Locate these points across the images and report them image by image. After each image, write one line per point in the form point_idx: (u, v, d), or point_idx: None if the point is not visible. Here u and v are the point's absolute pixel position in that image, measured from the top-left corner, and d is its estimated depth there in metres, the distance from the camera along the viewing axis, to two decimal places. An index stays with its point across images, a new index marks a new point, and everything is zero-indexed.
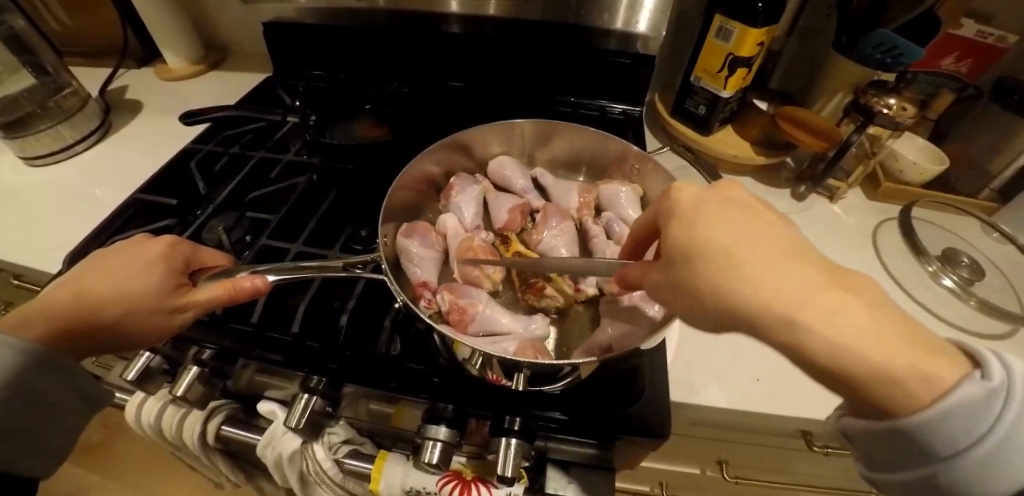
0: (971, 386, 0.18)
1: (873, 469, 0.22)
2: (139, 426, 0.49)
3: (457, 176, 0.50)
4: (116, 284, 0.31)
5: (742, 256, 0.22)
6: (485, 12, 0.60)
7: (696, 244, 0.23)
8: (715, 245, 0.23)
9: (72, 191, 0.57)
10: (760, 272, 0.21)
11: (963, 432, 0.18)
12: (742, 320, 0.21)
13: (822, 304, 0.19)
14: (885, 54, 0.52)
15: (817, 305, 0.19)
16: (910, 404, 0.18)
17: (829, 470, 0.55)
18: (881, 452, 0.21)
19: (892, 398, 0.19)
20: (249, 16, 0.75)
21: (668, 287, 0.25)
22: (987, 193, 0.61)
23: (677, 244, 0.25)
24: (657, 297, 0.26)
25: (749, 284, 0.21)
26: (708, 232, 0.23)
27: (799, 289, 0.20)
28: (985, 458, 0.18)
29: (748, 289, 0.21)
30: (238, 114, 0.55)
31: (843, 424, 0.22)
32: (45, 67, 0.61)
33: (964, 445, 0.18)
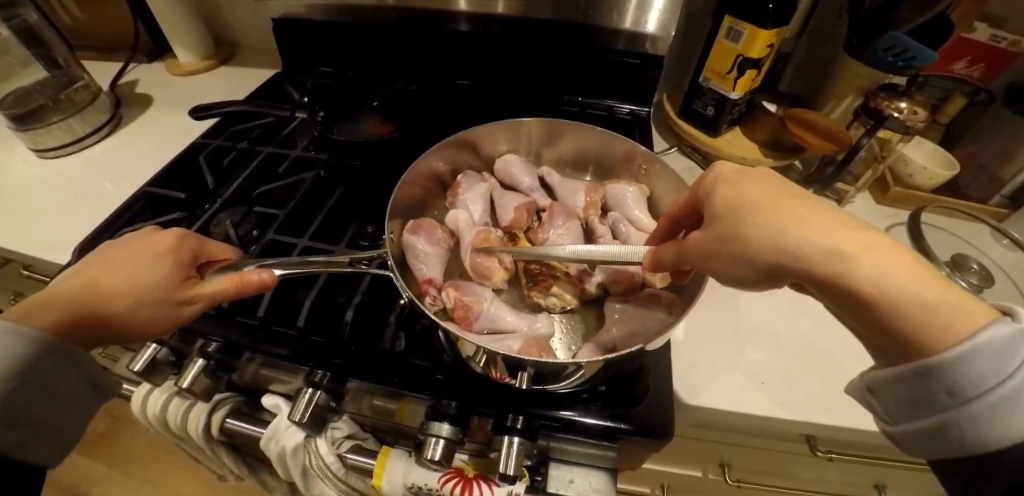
0: (1003, 327, 0.18)
1: (894, 421, 0.22)
2: (145, 417, 0.49)
3: (464, 174, 0.51)
4: (126, 276, 0.32)
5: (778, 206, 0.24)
6: (494, 10, 0.60)
7: (734, 204, 0.27)
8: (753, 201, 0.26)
9: (81, 185, 0.58)
10: (806, 218, 0.23)
11: (990, 372, 0.18)
12: (786, 260, 0.23)
13: (856, 243, 0.21)
14: (897, 57, 0.52)
15: (852, 242, 0.21)
16: (940, 340, 0.19)
17: (832, 476, 0.55)
18: (905, 400, 0.21)
19: (925, 333, 0.19)
20: (258, 12, 0.76)
21: (708, 244, 0.28)
22: (998, 199, 0.60)
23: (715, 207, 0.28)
24: (697, 260, 0.28)
25: (789, 225, 0.23)
26: (744, 195, 0.26)
27: (831, 230, 0.22)
28: (1007, 401, 0.18)
29: (796, 230, 0.23)
30: (248, 109, 0.55)
31: (870, 378, 0.23)
32: (58, 61, 0.63)
33: (989, 386, 0.18)
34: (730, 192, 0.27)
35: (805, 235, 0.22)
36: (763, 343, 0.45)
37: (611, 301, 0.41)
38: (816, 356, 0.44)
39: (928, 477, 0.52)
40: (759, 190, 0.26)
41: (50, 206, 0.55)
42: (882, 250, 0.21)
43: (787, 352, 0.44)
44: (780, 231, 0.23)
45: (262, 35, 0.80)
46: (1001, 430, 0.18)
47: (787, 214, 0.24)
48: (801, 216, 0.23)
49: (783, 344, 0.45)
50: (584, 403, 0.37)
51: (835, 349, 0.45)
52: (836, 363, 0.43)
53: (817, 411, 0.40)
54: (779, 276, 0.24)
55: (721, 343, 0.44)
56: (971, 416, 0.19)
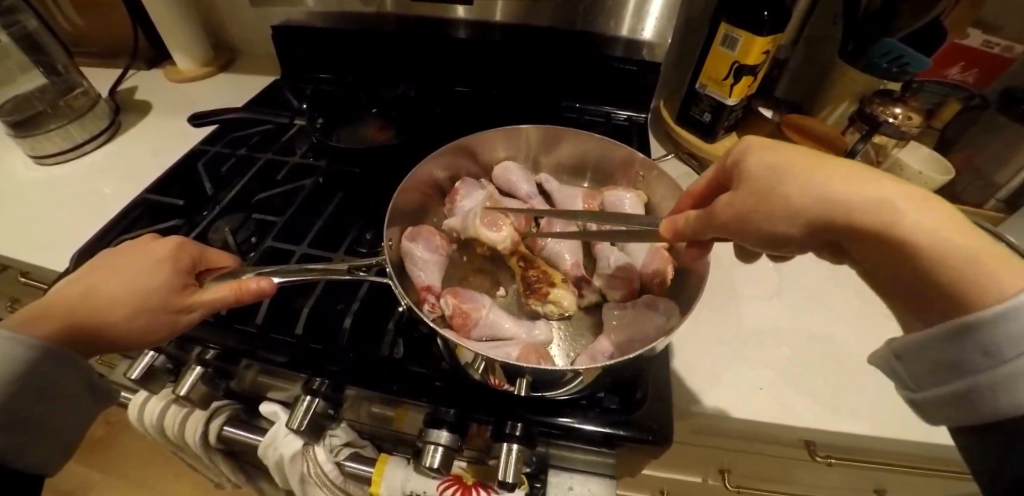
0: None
1: (920, 388, 0.22)
2: (142, 425, 0.49)
3: (463, 180, 0.51)
4: (125, 282, 0.32)
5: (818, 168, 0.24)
6: (492, 17, 0.61)
7: (767, 170, 0.26)
8: (789, 164, 0.25)
9: (80, 191, 0.58)
10: (851, 176, 0.23)
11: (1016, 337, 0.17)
12: (830, 213, 0.23)
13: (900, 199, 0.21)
14: (891, 63, 0.53)
15: (896, 199, 0.21)
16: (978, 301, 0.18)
17: (832, 481, 0.55)
18: (934, 364, 0.20)
19: (963, 285, 0.19)
20: (258, 19, 0.76)
21: (741, 206, 0.27)
22: (993, 203, 0.60)
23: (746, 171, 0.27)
24: (725, 228, 0.28)
25: (832, 181, 0.23)
26: (778, 161, 0.26)
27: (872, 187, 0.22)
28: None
29: (842, 185, 0.23)
30: (247, 116, 0.55)
31: (899, 342, 0.22)
32: (57, 67, 0.62)
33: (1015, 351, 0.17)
34: (764, 159, 0.27)
35: (847, 195, 0.22)
36: (763, 347, 0.45)
37: (609, 306, 0.41)
38: (816, 361, 0.44)
39: (929, 481, 0.51)
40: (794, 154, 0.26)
41: (50, 204, 0.56)
42: (925, 209, 0.21)
43: (787, 357, 0.44)
44: (821, 188, 0.23)
45: (262, 41, 0.80)
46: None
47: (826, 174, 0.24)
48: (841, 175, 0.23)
49: (783, 348, 0.45)
50: (583, 410, 0.37)
51: (836, 354, 0.44)
52: (835, 367, 0.43)
53: (816, 416, 0.40)
54: (818, 232, 0.24)
55: (719, 347, 0.44)
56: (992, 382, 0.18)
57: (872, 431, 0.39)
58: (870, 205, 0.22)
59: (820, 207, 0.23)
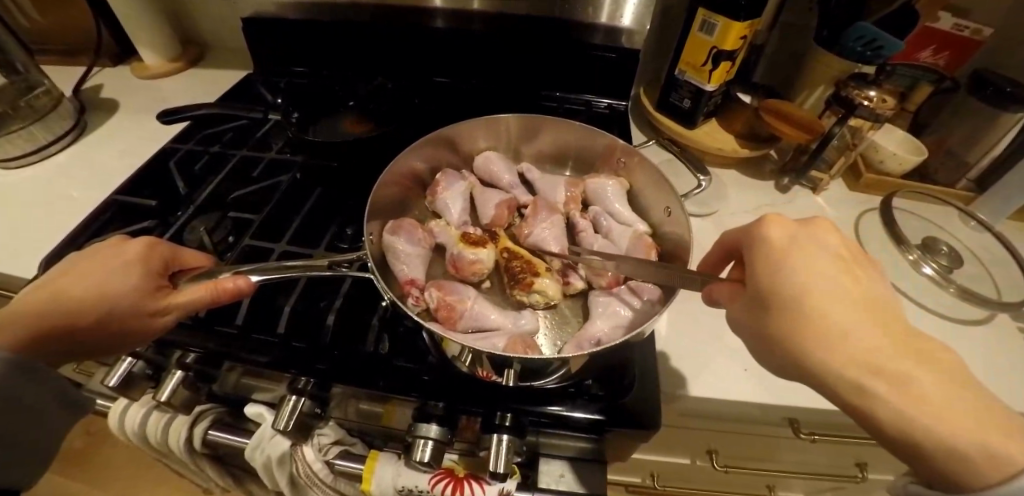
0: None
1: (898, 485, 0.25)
2: (122, 433, 0.48)
3: (443, 172, 0.50)
4: (90, 288, 0.30)
5: (834, 279, 0.24)
6: (470, 6, 0.60)
7: (777, 277, 0.25)
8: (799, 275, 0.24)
9: (47, 195, 0.56)
10: (828, 294, 0.23)
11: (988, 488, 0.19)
12: (814, 332, 0.23)
13: (896, 356, 0.22)
14: (866, 47, 0.54)
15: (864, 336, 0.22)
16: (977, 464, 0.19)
17: (815, 457, 0.56)
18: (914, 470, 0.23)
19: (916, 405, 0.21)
20: (230, 12, 0.74)
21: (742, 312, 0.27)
22: (965, 183, 0.63)
23: (763, 271, 0.25)
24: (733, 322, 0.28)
25: (813, 295, 0.23)
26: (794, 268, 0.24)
27: (868, 323, 0.23)
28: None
29: (823, 306, 0.23)
30: (218, 111, 0.54)
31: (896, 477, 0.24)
32: (17, 66, 0.60)
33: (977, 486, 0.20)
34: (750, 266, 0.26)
35: (805, 318, 0.23)
36: None
37: (594, 293, 0.41)
38: None
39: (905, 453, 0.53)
40: (811, 260, 0.24)
41: (33, 210, 0.53)
42: (914, 362, 0.21)
43: None
44: (840, 320, 0.23)
45: (233, 34, 0.78)
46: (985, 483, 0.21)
47: (841, 290, 0.24)
48: (834, 296, 0.23)
49: None
50: (572, 398, 0.37)
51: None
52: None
53: (794, 395, 0.41)
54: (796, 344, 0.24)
55: (704, 332, 0.45)
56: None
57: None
58: (859, 363, 0.22)
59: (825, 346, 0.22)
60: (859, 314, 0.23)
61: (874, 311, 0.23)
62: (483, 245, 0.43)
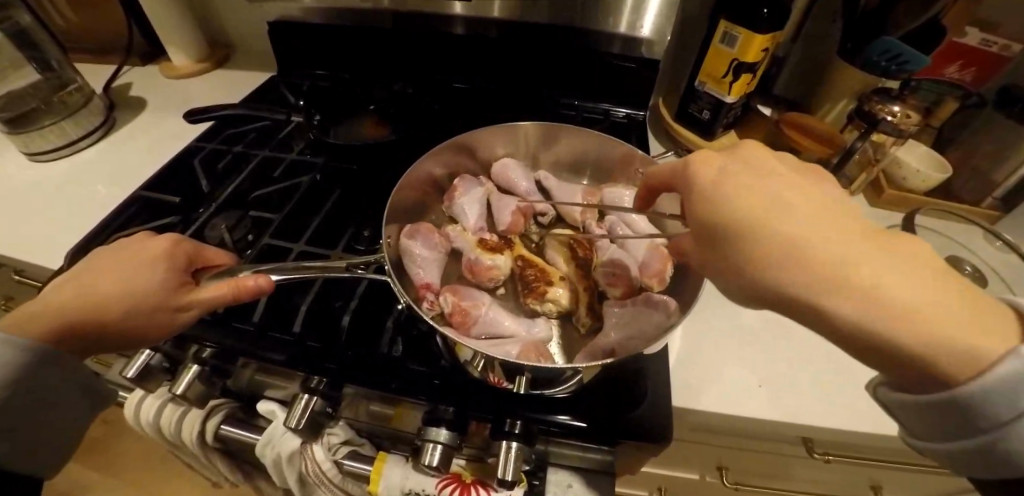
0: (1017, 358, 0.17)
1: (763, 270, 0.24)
2: (138, 423, 0.49)
3: (461, 177, 0.50)
4: (118, 280, 0.31)
5: (780, 200, 0.24)
6: (490, 14, 0.61)
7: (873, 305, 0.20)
8: (747, 199, 0.24)
9: (76, 189, 0.57)
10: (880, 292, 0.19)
11: (1007, 401, 0.18)
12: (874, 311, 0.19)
13: (867, 265, 0.20)
14: (890, 61, 0.53)
15: (864, 242, 0.21)
16: (957, 372, 0.19)
17: (829, 478, 0.55)
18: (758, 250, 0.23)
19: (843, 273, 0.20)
20: (256, 16, 0.76)
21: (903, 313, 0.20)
22: (990, 201, 0.60)
23: (715, 208, 0.26)
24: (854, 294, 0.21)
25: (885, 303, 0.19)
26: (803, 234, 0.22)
27: (860, 245, 0.21)
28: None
29: (875, 302, 0.19)
30: (241, 113, 0.55)
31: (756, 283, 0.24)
32: (50, 63, 0.62)
33: (1008, 412, 0.18)
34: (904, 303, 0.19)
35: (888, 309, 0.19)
36: (756, 350, 0.44)
37: (609, 304, 0.40)
38: (803, 356, 0.44)
39: (922, 478, 0.52)
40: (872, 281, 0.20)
41: (62, 203, 0.55)
42: (892, 266, 0.20)
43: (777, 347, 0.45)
44: (799, 223, 0.22)
45: (259, 37, 0.80)
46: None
47: (793, 206, 0.23)
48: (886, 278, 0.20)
49: (775, 341, 0.45)
50: (581, 408, 0.37)
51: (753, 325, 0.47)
52: (764, 336, 0.46)
53: (809, 411, 0.40)
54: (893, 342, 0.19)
55: (711, 341, 0.45)
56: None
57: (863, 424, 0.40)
58: (809, 271, 0.21)
59: (789, 256, 0.22)
60: (823, 231, 0.22)
61: (835, 217, 0.23)
62: (499, 251, 0.43)
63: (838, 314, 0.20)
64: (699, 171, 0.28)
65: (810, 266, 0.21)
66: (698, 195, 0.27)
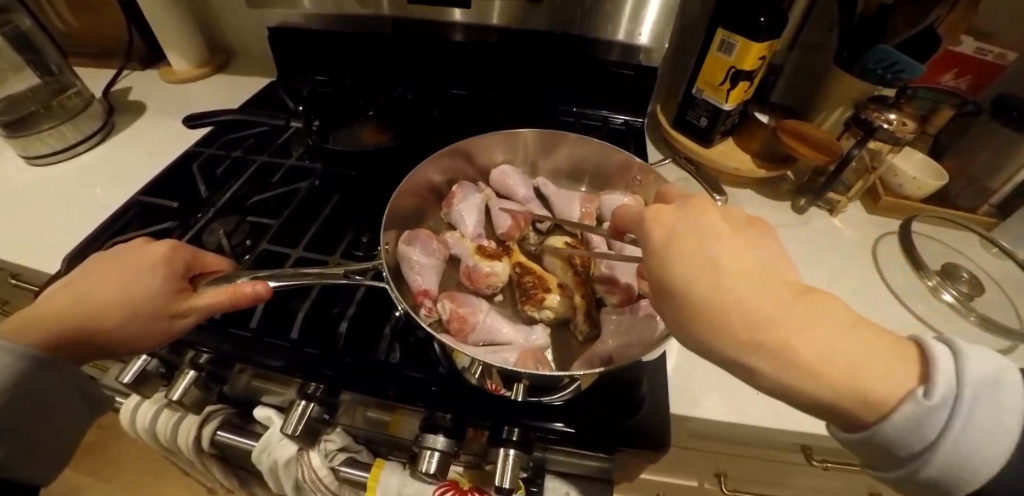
0: (912, 402, 0.19)
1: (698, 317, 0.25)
2: (133, 429, 0.49)
3: (459, 184, 0.51)
4: (116, 286, 0.31)
5: (717, 252, 0.24)
6: (489, 20, 0.61)
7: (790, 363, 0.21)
8: (688, 253, 0.24)
9: (73, 193, 0.57)
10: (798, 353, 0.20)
11: (914, 435, 0.19)
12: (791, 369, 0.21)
13: (785, 325, 0.21)
14: (886, 70, 0.53)
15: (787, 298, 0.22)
16: (866, 415, 0.20)
17: (828, 485, 0.55)
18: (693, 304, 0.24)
19: (763, 332, 0.21)
20: (257, 21, 0.77)
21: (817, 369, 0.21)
22: (986, 208, 0.61)
23: (657, 259, 0.26)
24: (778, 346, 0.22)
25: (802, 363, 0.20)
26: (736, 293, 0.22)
27: (781, 301, 0.22)
28: (960, 438, 0.19)
29: (791, 362, 0.20)
30: (241, 118, 0.55)
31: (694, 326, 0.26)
32: (49, 66, 0.61)
33: (915, 446, 0.19)
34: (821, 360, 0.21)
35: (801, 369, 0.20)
36: None
37: (607, 311, 0.40)
38: None
39: None
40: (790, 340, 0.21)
41: (59, 206, 0.55)
42: (807, 321, 0.21)
43: None
44: (729, 282, 0.23)
45: (259, 42, 0.80)
46: (978, 459, 0.19)
47: (725, 262, 0.23)
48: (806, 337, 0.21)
49: None
50: (579, 415, 0.37)
51: None
52: None
53: (808, 419, 0.40)
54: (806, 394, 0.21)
55: None
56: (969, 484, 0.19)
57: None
58: (732, 329, 0.22)
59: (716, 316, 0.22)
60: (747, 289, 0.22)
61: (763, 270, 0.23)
62: (498, 258, 0.43)
63: (760, 365, 0.21)
64: (646, 217, 0.28)
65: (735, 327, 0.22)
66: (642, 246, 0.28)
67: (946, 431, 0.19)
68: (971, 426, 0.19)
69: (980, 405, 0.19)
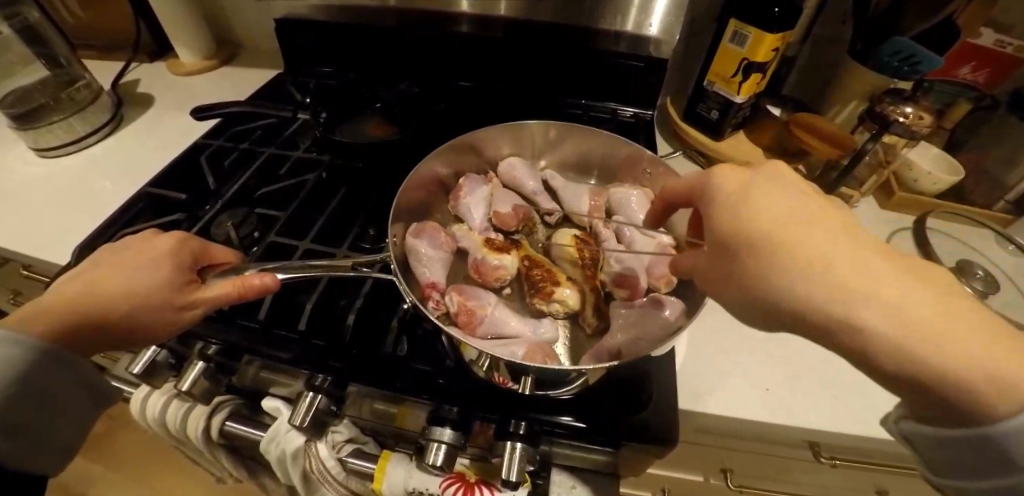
0: None
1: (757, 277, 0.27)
2: (144, 419, 0.49)
3: (466, 176, 0.50)
4: (125, 277, 0.31)
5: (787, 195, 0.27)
6: (496, 12, 0.61)
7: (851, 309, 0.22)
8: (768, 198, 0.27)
9: (82, 185, 0.58)
10: (884, 290, 0.22)
11: None
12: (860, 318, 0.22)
13: (875, 269, 0.22)
14: (902, 62, 0.52)
15: (862, 272, 0.22)
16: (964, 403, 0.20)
17: (835, 482, 0.55)
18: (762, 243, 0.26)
19: (841, 275, 0.23)
20: (262, 14, 0.76)
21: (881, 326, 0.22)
22: (1002, 205, 0.60)
23: (729, 206, 0.29)
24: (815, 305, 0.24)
25: (887, 300, 0.21)
26: (806, 232, 0.25)
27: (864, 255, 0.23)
28: None
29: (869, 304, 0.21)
30: (247, 110, 0.55)
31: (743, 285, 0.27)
32: (59, 59, 0.62)
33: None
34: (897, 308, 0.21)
35: (895, 313, 0.21)
36: (772, 350, 0.44)
37: (616, 305, 0.40)
38: (811, 360, 0.44)
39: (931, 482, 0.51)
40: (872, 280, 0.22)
41: (69, 197, 0.56)
42: (881, 285, 0.22)
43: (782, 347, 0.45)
44: (804, 230, 0.25)
45: (265, 36, 0.80)
46: None
47: (793, 212, 0.26)
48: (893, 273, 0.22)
49: (782, 344, 0.45)
50: (586, 408, 0.37)
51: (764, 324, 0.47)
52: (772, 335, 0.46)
53: (817, 416, 0.39)
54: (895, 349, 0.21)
55: (719, 342, 0.44)
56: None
57: (874, 411, 0.40)
58: (807, 271, 0.23)
59: (770, 280, 0.25)
60: (835, 241, 0.24)
61: (853, 228, 0.25)
62: (506, 251, 0.43)
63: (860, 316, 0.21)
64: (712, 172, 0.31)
65: (812, 269, 0.23)
66: (715, 206, 0.30)
67: None
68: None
69: None
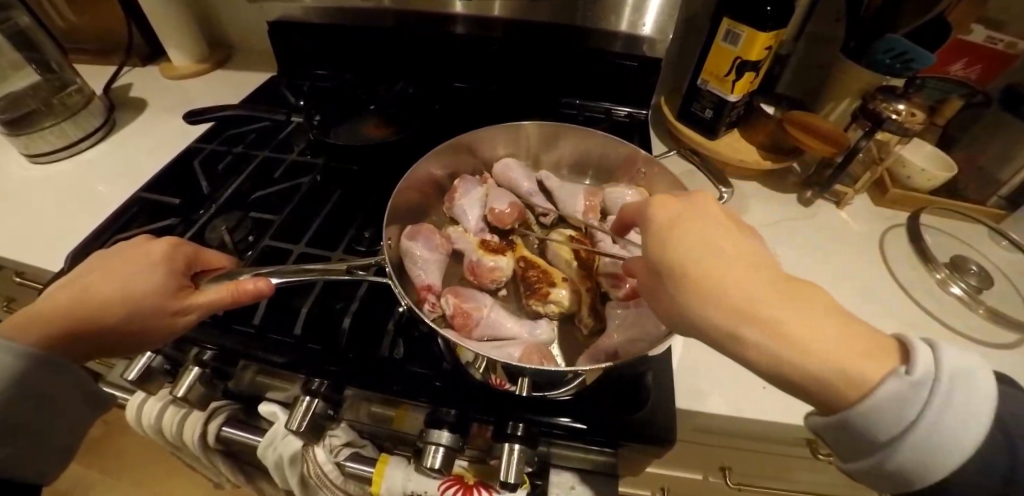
0: (895, 379, 0.18)
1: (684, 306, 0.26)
2: (139, 425, 0.49)
3: (461, 177, 0.50)
4: (117, 281, 0.31)
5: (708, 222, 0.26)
6: (490, 13, 0.61)
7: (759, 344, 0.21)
8: (689, 225, 0.26)
9: (75, 190, 0.57)
10: (780, 317, 0.20)
11: (891, 419, 0.18)
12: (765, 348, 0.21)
13: (771, 298, 0.21)
14: (895, 60, 0.53)
15: (762, 303, 0.21)
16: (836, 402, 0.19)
17: (833, 478, 0.55)
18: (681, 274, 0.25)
19: (744, 303, 0.21)
20: (256, 16, 0.76)
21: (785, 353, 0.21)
22: (995, 200, 0.60)
23: (654, 235, 0.27)
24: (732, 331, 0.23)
25: (799, 328, 0.20)
26: (720, 260, 0.23)
27: (766, 283, 0.22)
28: (938, 420, 0.18)
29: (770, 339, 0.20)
30: (241, 114, 0.55)
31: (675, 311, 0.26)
32: (50, 64, 0.61)
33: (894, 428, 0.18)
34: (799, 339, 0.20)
35: (788, 346, 0.20)
36: None
37: (611, 305, 0.40)
38: None
39: None
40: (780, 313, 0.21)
41: (62, 203, 0.55)
42: (787, 312, 0.21)
43: None
44: (717, 258, 0.24)
45: (259, 38, 0.80)
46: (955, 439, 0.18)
47: (716, 241, 0.24)
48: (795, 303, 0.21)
49: None
50: (584, 409, 0.37)
51: None
52: None
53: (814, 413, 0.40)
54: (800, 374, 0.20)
55: None
56: (902, 460, 0.19)
57: None
58: (721, 305, 0.22)
59: (691, 312, 0.24)
60: (739, 269, 0.23)
61: (762, 256, 0.24)
62: (502, 252, 0.43)
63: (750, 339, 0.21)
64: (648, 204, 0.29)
65: (708, 295, 0.22)
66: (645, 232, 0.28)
67: (923, 413, 0.18)
68: (949, 412, 0.18)
69: (957, 387, 0.18)
